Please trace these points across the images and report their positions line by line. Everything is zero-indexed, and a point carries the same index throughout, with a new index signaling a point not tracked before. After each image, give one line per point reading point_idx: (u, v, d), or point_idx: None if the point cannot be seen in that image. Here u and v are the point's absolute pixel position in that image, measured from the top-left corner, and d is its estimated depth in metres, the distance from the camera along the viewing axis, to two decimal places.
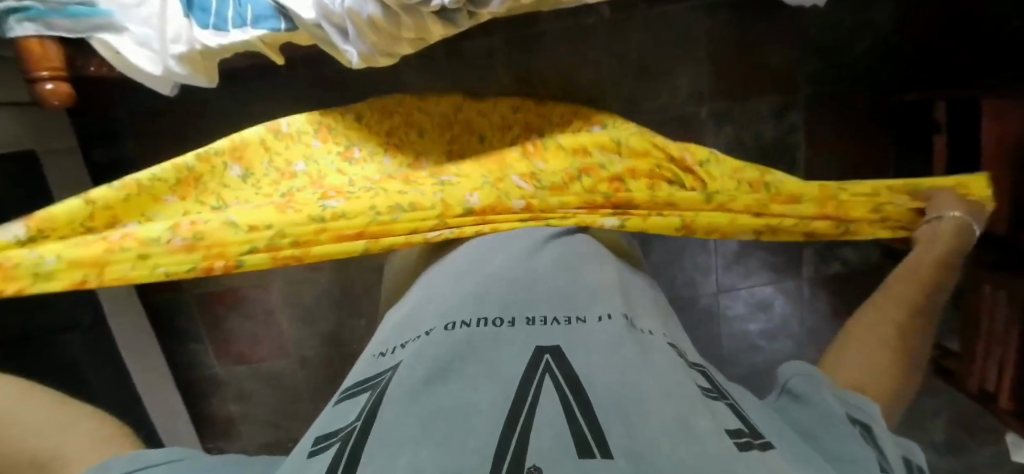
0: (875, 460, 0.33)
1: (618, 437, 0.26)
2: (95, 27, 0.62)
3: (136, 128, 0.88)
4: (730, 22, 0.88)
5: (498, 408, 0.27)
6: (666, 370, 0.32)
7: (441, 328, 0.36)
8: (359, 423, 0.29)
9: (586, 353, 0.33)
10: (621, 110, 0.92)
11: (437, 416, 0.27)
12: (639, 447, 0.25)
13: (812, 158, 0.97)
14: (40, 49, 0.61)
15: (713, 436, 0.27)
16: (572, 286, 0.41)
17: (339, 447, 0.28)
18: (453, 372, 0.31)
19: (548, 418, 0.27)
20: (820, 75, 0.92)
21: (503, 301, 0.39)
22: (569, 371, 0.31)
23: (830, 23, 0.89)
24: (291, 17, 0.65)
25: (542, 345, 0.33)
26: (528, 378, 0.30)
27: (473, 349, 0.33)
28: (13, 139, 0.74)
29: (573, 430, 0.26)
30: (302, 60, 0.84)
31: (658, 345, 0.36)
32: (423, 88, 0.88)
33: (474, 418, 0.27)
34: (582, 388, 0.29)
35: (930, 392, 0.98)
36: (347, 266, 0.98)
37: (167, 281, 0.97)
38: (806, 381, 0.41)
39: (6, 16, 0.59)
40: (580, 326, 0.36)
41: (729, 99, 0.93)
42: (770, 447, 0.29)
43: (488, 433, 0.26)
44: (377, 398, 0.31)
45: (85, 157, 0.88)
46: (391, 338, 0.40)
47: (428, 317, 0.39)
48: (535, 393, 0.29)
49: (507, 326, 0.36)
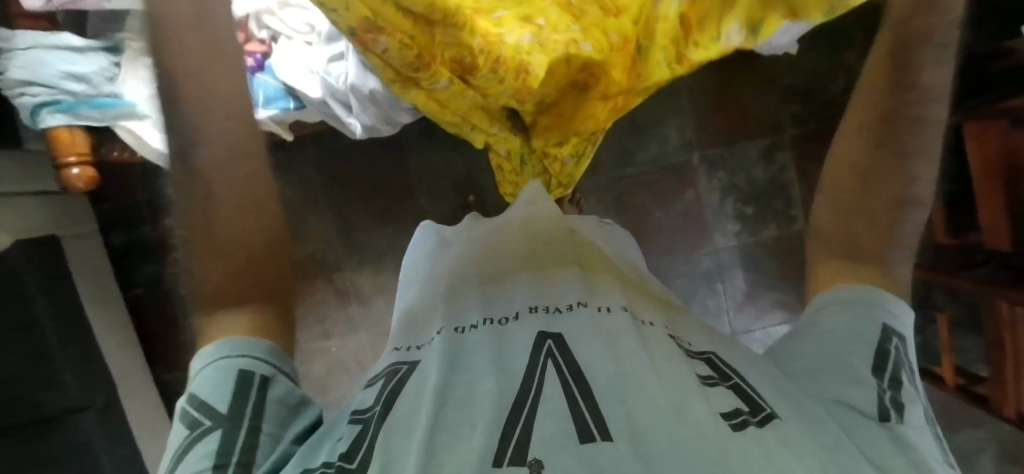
0: (872, 399, 0.35)
1: (618, 424, 0.31)
2: (119, 116, 0.68)
3: (154, 212, 0.96)
4: (708, 76, 0.95)
5: (500, 407, 0.33)
6: (668, 362, 0.36)
7: (451, 329, 0.41)
8: (384, 403, 0.36)
9: (584, 342, 0.37)
10: (612, 161, 0.98)
11: (447, 425, 0.33)
12: (636, 431, 0.31)
13: (807, 194, 0.97)
14: (70, 138, 0.67)
15: (708, 419, 0.31)
16: (573, 273, 0.45)
17: (363, 428, 0.35)
18: (461, 372, 0.37)
19: (551, 405, 0.33)
20: (805, 115, 0.95)
21: (509, 299, 0.43)
22: (569, 360, 0.36)
23: (804, 67, 0.94)
24: (299, 96, 0.71)
25: (547, 330, 0.39)
26: (535, 366, 0.36)
27: (479, 347, 0.39)
28: (35, 226, 0.79)
29: (575, 419, 0.31)
30: (311, 138, 0.95)
31: (658, 334, 0.40)
32: (422, 154, 0.97)
33: (483, 416, 0.32)
34: (581, 376, 0.35)
35: (972, 425, 0.93)
36: (357, 331, 1.01)
37: (180, 359, 0.98)
38: (841, 307, 0.39)
39: (40, 109, 0.65)
40: (582, 310, 0.41)
41: (720, 145, 0.97)
42: (769, 420, 0.32)
43: (489, 436, 0.31)
44: (394, 387, 0.37)
45: (104, 241, 0.95)
46: (406, 335, 0.45)
47: (435, 318, 0.44)
48: (539, 387, 0.34)
49: (512, 319, 0.41)
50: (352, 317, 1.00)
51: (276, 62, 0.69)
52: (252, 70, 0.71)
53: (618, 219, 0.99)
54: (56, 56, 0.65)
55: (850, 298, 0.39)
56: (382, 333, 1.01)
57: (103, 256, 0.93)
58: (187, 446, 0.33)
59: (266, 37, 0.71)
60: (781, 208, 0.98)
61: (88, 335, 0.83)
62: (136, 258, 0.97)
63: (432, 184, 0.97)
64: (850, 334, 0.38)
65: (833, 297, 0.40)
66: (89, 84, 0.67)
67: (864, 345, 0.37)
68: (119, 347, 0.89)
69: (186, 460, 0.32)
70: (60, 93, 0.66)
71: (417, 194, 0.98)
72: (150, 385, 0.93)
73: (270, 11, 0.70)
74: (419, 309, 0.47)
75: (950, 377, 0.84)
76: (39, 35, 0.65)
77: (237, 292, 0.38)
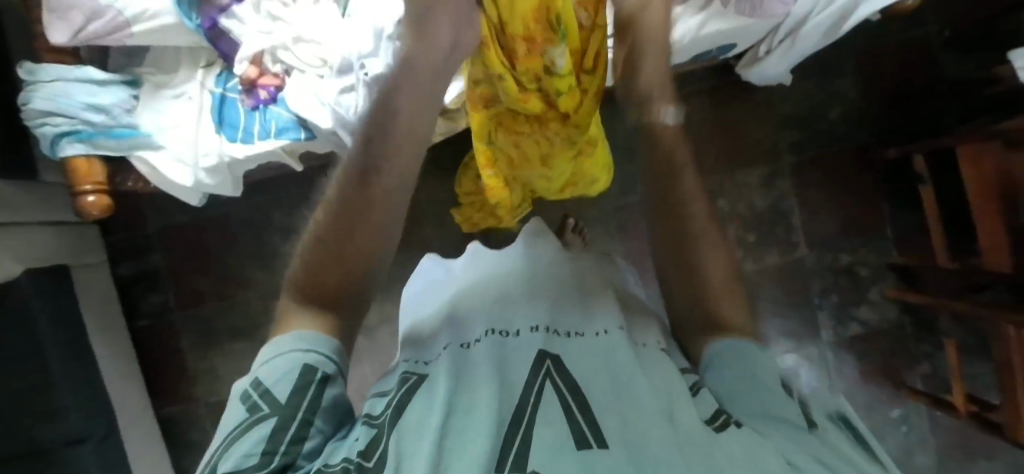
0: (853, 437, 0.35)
1: (614, 432, 0.31)
2: (135, 146, 0.70)
3: (161, 242, 0.98)
4: (704, 106, 0.99)
5: (502, 417, 0.33)
6: (660, 377, 0.37)
7: (457, 346, 0.42)
8: (393, 410, 0.36)
9: (581, 361, 0.38)
10: (616, 191, 1.00)
11: (449, 432, 0.33)
12: (632, 437, 0.31)
13: (808, 221, 0.99)
14: (86, 166, 0.68)
15: (694, 426, 0.32)
16: (568, 296, 0.47)
17: (378, 431, 0.35)
18: (466, 384, 0.37)
19: (549, 415, 0.33)
20: (801, 144, 0.98)
21: (515, 317, 0.44)
22: (566, 375, 0.36)
23: (798, 98, 0.97)
24: (310, 127, 0.72)
25: (546, 349, 0.39)
26: (534, 380, 0.36)
27: (483, 362, 0.39)
28: (48, 253, 0.81)
29: (573, 427, 0.32)
30: (318, 170, 0.96)
31: (653, 352, 0.41)
32: (427, 184, 0.99)
33: (483, 422, 0.32)
34: (578, 389, 0.35)
35: (987, 454, 0.92)
36: (360, 361, 1.00)
37: (182, 391, 0.98)
38: (739, 358, 0.40)
39: (59, 139, 0.67)
40: (580, 337, 0.41)
41: (719, 174, 0.99)
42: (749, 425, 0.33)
43: (484, 444, 0.30)
44: (405, 393, 0.38)
45: (112, 271, 0.97)
46: (416, 350, 0.45)
47: (443, 335, 0.45)
48: (538, 398, 0.35)
49: (513, 336, 0.42)
50: (356, 347, 1.00)
51: (290, 95, 0.72)
52: (266, 102, 0.73)
53: (620, 245, 1.00)
54: (80, 89, 0.68)
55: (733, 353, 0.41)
56: (385, 363, 1.00)
57: (110, 285, 0.94)
58: (243, 429, 0.35)
59: (279, 71, 0.74)
60: (782, 234, 0.99)
61: (92, 364, 0.82)
62: (142, 288, 0.98)
63: (436, 215, 0.99)
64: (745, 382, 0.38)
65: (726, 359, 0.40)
66: (107, 115, 0.69)
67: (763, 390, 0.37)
68: (122, 377, 0.89)
69: (232, 448, 0.33)
70: (79, 123, 0.68)
71: (423, 223, 0.99)
72: (149, 416, 0.92)
73: (285, 46, 0.73)
74: (425, 324, 0.49)
75: (963, 403, 0.82)
76: (64, 68, 0.68)
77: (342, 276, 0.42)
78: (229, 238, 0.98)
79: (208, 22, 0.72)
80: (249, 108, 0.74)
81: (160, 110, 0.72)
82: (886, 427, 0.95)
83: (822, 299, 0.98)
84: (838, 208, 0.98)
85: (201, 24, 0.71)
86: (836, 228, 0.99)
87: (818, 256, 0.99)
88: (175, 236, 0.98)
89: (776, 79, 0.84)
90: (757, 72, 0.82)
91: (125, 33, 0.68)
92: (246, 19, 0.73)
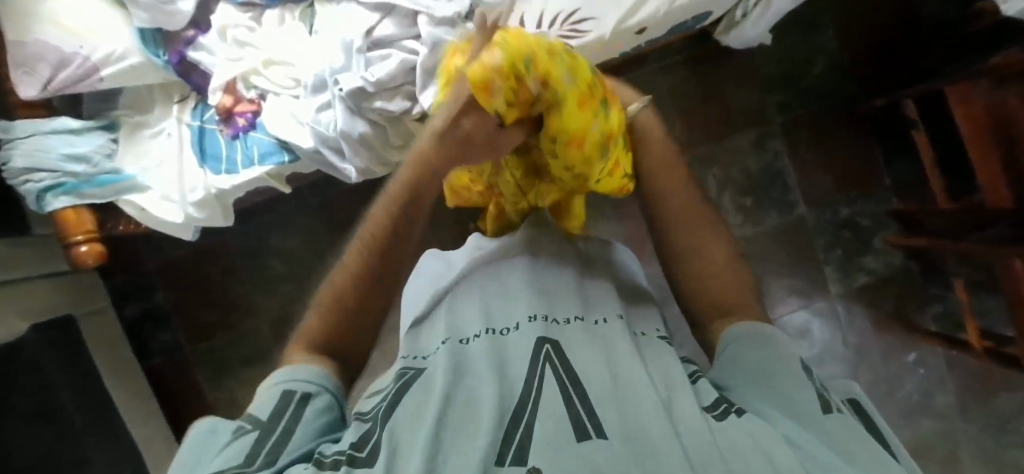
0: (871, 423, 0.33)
1: (614, 424, 0.31)
2: (119, 191, 0.69)
3: (164, 280, 0.98)
4: (686, 77, 0.98)
5: (503, 410, 0.33)
6: (660, 367, 0.37)
7: (455, 341, 0.41)
8: (386, 405, 0.36)
9: (582, 350, 0.38)
10: None
11: (446, 424, 0.32)
12: (632, 429, 0.31)
13: (803, 179, 0.98)
14: (75, 217, 0.68)
15: (691, 414, 0.32)
16: (562, 284, 0.46)
17: (371, 424, 0.35)
18: (465, 376, 0.36)
19: (550, 407, 0.33)
20: (787, 103, 0.98)
21: (510, 309, 0.43)
22: (565, 362, 0.36)
23: (780, 57, 0.96)
24: (292, 149, 0.71)
25: (546, 336, 0.39)
26: (533, 370, 0.36)
27: (478, 355, 0.38)
28: (49, 305, 0.81)
29: (573, 417, 0.32)
30: (309, 188, 0.96)
31: (653, 343, 0.41)
32: None
33: (483, 419, 0.32)
34: (577, 380, 0.35)
35: None
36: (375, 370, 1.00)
37: None
38: (758, 344, 0.39)
39: (42, 194, 0.66)
40: (579, 323, 0.41)
41: (708, 142, 0.99)
42: (747, 411, 0.34)
43: (482, 440, 0.31)
44: (401, 388, 0.38)
45: (119, 314, 0.97)
46: (414, 346, 0.45)
47: (438, 332, 0.44)
48: (537, 386, 0.35)
49: (512, 330, 0.41)
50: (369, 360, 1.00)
51: (268, 120, 0.71)
52: (245, 129, 0.73)
53: (619, 226, 0.99)
54: (58, 141, 0.68)
55: (752, 338, 0.39)
56: None
57: (118, 327, 0.94)
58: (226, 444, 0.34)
59: (254, 96, 0.74)
60: (779, 195, 0.99)
61: (110, 408, 0.83)
62: (151, 326, 0.99)
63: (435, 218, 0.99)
64: (766, 374, 0.36)
65: (745, 352, 0.39)
66: (89, 164, 0.69)
67: (784, 381, 0.35)
68: (142, 416, 0.90)
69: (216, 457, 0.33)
70: (63, 176, 0.67)
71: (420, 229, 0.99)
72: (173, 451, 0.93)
73: (256, 71, 0.73)
74: (422, 322, 0.48)
75: (977, 342, 0.81)
76: (38, 122, 0.68)
77: (329, 327, 0.42)
78: (230, 268, 0.98)
79: (175, 57, 0.73)
80: (229, 137, 0.73)
81: (141, 151, 0.73)
82: (904, 373, 0.95)
83: (826, 255, 0.98)
84: (831, 162, 0.98)
85: (169, 60, 0.72)
86: (832, 182, 0.98)
87: (816, 213, 0.99)
88: (176, 272, 0.98)
89: (755, 41, 0.83)
90: (736, 37, 0.81)
91: (95, 80, 0.68)
92: (213, 50, 0.73)
